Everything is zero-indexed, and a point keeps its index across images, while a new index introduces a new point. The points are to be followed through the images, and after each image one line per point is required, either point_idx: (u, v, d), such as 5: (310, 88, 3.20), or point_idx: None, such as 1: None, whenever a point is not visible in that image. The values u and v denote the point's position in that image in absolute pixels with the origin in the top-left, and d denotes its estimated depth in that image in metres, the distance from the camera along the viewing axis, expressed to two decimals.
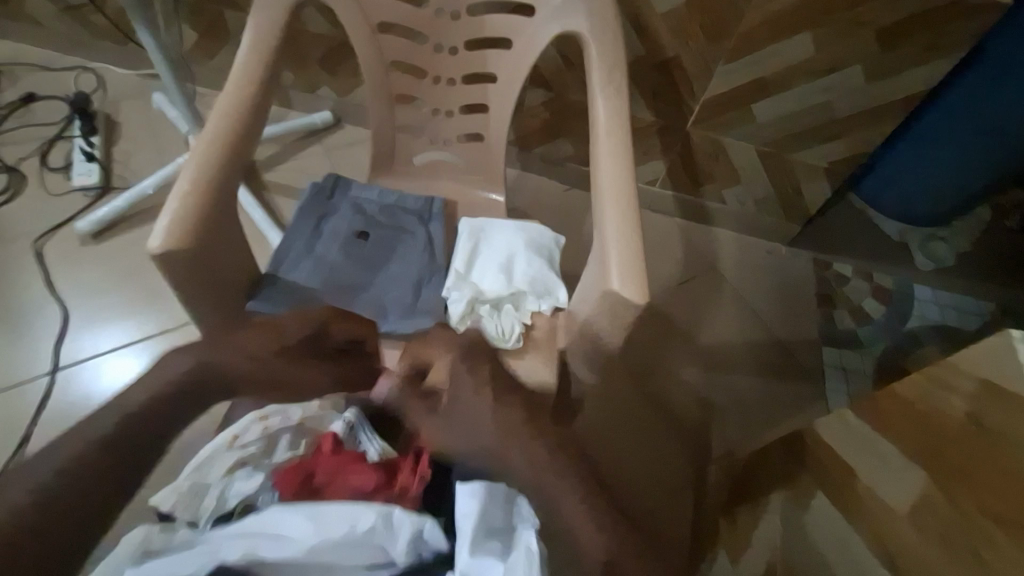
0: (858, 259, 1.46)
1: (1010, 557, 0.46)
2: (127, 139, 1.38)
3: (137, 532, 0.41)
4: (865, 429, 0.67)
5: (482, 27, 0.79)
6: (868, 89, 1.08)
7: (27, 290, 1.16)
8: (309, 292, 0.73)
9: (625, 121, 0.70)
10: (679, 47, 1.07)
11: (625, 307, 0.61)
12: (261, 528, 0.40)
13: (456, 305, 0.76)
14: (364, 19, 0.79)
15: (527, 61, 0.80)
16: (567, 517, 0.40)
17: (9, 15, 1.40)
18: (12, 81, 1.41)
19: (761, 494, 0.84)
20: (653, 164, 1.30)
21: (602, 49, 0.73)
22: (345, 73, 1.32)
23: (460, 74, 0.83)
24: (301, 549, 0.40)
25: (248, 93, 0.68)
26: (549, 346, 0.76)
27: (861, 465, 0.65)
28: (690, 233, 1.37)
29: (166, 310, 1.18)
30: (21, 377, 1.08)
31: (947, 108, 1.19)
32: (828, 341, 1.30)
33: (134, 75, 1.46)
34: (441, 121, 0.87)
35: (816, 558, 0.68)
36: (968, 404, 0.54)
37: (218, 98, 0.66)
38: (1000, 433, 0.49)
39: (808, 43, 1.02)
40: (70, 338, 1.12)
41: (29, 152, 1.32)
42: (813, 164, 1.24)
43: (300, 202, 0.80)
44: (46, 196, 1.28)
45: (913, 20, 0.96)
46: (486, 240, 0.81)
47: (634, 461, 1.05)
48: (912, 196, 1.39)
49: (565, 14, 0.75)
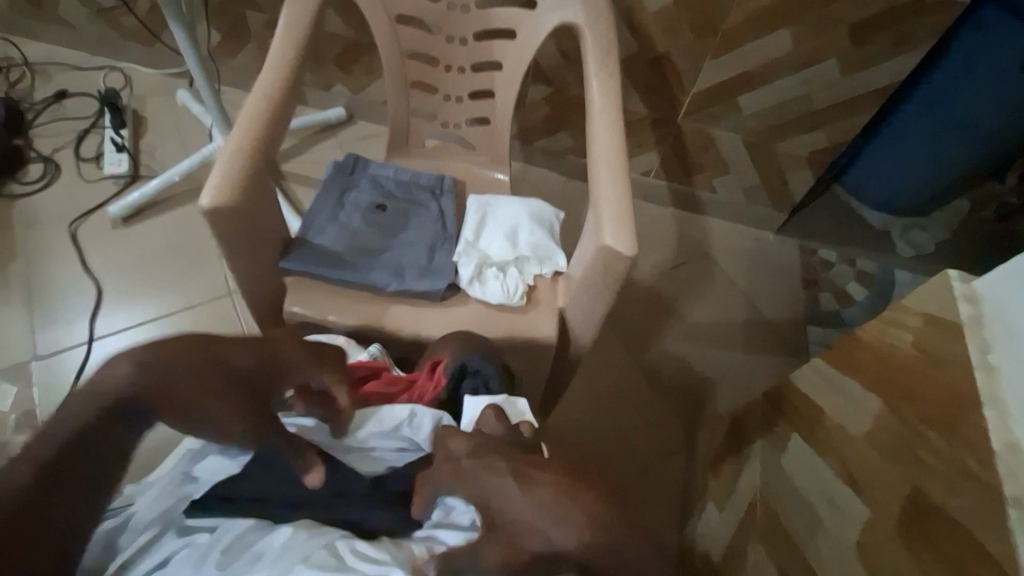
0: (842, 245, 1.48)
1: (942, 451, 0.54)
2: (152, 132, 1.46)
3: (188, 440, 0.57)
4: (832, 371, 0.75)
5: (490, 20, 0.88)
6: (844, 82, 1.15)
7: (64, 269, 1.25)
8: (335, 253, 0.81)
9: (617, 100, 0.80)
10: (669, 44, 1.13)
11: (617, 260, 0.69)
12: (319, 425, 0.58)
13: (466, 269, 0.82)
14: (385, 13, 0.88)
15: (530, 49, 0.89)
16: (541, 525, 0.46)
17: (40, 18, 1.48)
18: (45, 79, 1.49)
19: (743, 445, 0.92)
20: (647, 156, 1.36)
21: (597, 36, 0.82)
22: (358, 71, 1.41)
23: (470, 63, 0.92)
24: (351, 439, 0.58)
25: (284, 76, 0.77)
26: (550, 304, 0.83)
27: (827, 404, 0.74)
28: (682, 221, 1.45)
29: (193, 288, 1.26)
30: (62, 345, 1.16)
31: (922, 104, 1.22)
32: (812, 321, 1.35)
33: (158, 74, 1.54)
34: (451, 106, 0.96)
35: (790, 489, 0.76)
36: (916, 336, 0.62)
37: (256, 81, 0.75)
38: (942, 355, 0.58)
39: (788, 38, 1.09)
40: (105, 312, 1.21)
41: (64, 143, 1.41)
42: (797, 154, 1.30)
43: (324, 177, 0.88)
44: (81, 184, 1.36)
45: (884, 16, 1.03)
46: (492, 212, 0.89)
47: (629, 426, 1.13)
48: (893, 191, 1.41)
49: (564, 6, 0.84)
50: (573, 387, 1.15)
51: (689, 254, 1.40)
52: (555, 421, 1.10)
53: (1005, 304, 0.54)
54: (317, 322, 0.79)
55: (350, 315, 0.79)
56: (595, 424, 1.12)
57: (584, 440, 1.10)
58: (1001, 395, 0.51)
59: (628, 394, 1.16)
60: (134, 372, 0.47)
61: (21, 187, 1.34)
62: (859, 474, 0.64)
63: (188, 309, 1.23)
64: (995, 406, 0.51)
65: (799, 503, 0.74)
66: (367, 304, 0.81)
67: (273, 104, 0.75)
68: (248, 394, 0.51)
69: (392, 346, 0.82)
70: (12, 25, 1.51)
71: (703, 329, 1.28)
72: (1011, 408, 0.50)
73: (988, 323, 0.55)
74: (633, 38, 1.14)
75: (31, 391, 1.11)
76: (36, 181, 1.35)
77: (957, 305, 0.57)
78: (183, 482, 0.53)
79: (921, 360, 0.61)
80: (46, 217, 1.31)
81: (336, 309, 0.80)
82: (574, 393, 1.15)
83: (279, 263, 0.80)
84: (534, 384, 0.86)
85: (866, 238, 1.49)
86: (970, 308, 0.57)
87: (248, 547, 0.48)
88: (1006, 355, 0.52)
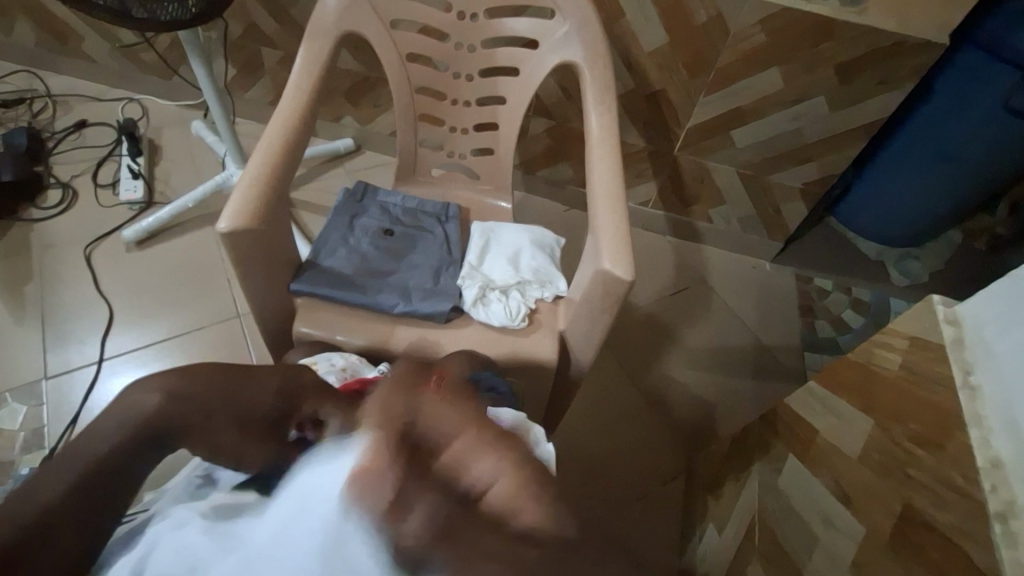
0: (837, 274, 1.50)
1: (931, 467, 0.58)
2: (168, 160, 1.52)
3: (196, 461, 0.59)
4: (826, 394, 0.78)
5: (495, 58, 0.94)
6: (833, 116, 1.18)
7: (77, 290, 1.28)
8: (345, 275, 0.84)
9: (615, 133, 0.84)
10: (665, 81, 1.19)
11: (615, 283, 0.72)
12: None
13: (469, 291, 0.85)
14: (396, 51, 0.94)
15: (532, 85, 0.94)
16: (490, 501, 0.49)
17: (65, 53, 1.55)
18: (66, 110, 1.55)
19: (741, 468, 0.93)
20: (645, 186, 1.41)
21: (595, 73, 0.87)
22: (367, 104, 1.47)
23: (475, 98, 0.97)
24: None
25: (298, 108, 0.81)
26: (552, 326, 0.85)
27: (822, 425, 0.77)
28: (681, 249, 1.49)
29: (202, 310, 1.29)
30: (70, 365, 1.18)
31: (909, 137, 1.27)
32: (808, 347, 1.38)
33: (174, 105, 1.60)
34: (457, 137, 1.00)
35: (790, 510, 0.78)
36: (903, 358, 0.65)
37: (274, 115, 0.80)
38: (931, 377, 0.60)
39: (777, 76, 1.13)
40: (115, 333, 1.23)
41: (81, 170, 1.46)
42: (788, 186, 1.34)
43: (335, 204, 0.93)
44: (97, 210, 1.41)
45: (865, 58, 1.07)
46: (496, 238, 0.92)
47: (630, 449, 1.14)
48: (885, 221, 1.45)
49: (564, 46, 0.89)
50: (573, 411, 1.17)
51: (688, 281, 1.43)
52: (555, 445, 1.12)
53: (985, 327, 0.57)
54: (326, 340, 0.82)
55: (358, 335, 0.81)
56: (597, 448, 1.13)
57: (585, 463, 1.11)
58: (983, 414, 0.55)
59: (628, 418, 1.18)
60: (162, 399, 0.52)
61: (39, 212, 1.39)
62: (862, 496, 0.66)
63: (197, 330, 1.26)
64: (978, 425, 0.54)
65: (799, 523, 0.76)
66: (374, 324, 0.83)
67: (288, 138, 0.79)
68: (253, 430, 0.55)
69: None
70: (38, 59, 1.58)
71: (702, 354, 1.30)
72: (993, 426, 0.53)
73: (970, 345, 0.58)
74: (631, 76, 1.20)
75: (41, 410, 1.13)
76: (53, 207, 1.40)
77: (940, 326, 0.60)
78: (200, 486, 0.57)
79: (910, 380, 0.63)
80: (62, 241, 1.35)
81: (344, 329, 0.82)
82: (575, 418, 1.16)
83: (290, 284, 0.82)
84: (536, 405, 0.88)
85: (861, 267, 1.50)
86: (953, 329, 0.59)
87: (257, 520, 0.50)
88: (986, 374, 0.55)
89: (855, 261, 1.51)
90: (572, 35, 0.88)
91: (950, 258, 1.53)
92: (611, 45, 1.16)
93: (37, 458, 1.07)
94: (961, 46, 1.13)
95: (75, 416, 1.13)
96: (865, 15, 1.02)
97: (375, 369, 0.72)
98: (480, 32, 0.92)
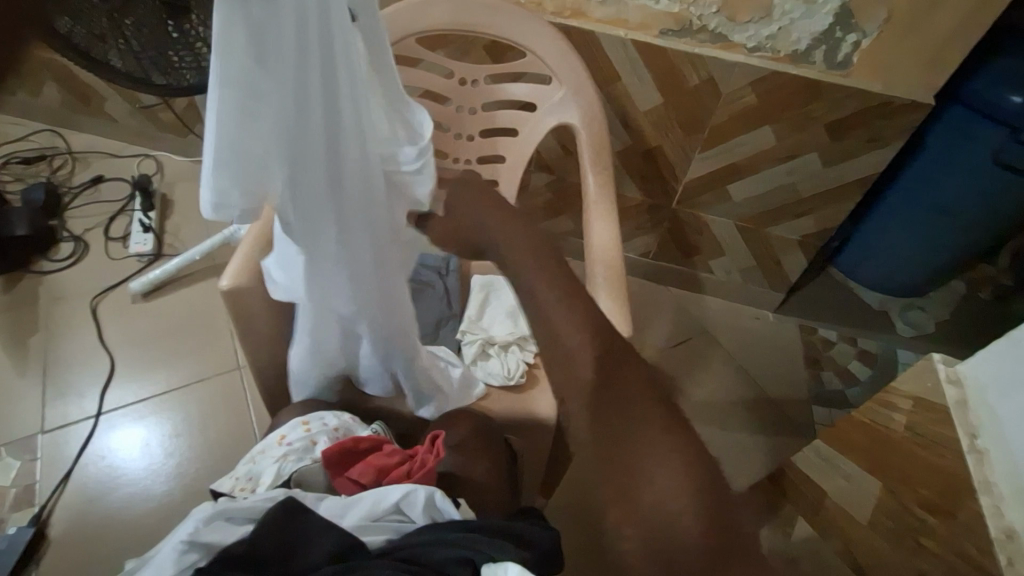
0: (842, 326, 1.45)
1: (949, 532, 0.61)
2: (180, 214, 1.51)
3: (204, 509, 0.52)
4: (831, 455, 0.82)
5: (498, 94, 0.82)
6: (826, 173, 1.15)
7: (85, 344, 1.30)
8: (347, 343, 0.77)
9: (608, 145, 0.78)
10: (660, 139, 1.15)
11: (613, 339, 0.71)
12: (341, 498, 0.55)
13: (469, 348, 0.85)
14: (403, 30, 0.75)
15: (550, 117, 0.81)
16: None
17: (85, 112, 1.54)
18: (84, 166, 1.55)
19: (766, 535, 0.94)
20: (643, 240, 1.36)
21: (591, 141, 0.78)
22: None
23: (484, 75, 0.81)
24: (361, 517, 0.54)
25: None
26: (550, 383, 0.85)
27: (830, 486, 0.81)
28: (683, 301, 1.43)
29: (203, 362, 1.30)
30: (74, 418, 1.21)
31: (904, 193, 1.27)
32: (818, 401, 1.29)
33: (187, 161, 1.59)
34: (470, 92, 0.82)
35: None
36: (907, 419, 0.69)
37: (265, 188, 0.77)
38: (935, 439, 0.64)
39: (768, 134, 1.11)
40: (115, 386, 1.25)
41: (95, 223, 1.47)
42: (786, 237, 1.29)
43: None
44: (107, 262, 1.42)
45: (861, 114, 1.05)
46: (496, 293, 0.90)
47: None
48: (889, 272, 1.41)
49: (562, 109, 0.80)
50: (575, 467, 1.15)
51: (690, 332, 1.36)
52: (557, 499, 1.12)
53: (988, 389, 0.61)
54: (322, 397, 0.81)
55: (355, 394, 0.80)
56: None
57: (585, 525, 1.09)
58: (992, 480, 0.58)
59: None
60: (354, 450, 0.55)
61: (50, 265, 1.40)
62: (874, 559, 0.72)
63: (196, 383, 1.27)
64: (989, 493, 0.58)
65: None
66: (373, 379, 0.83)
67: None
68: (338, 468, 0.60)
69: (396, 424, 0.85)
70: (59, 118, 1.57)
71: (710, 408, 1.24)
72: (1003, 494, 0.57)
73: (975, 408, 0.62)
74: (628, 134, 1.17)
75: (34, 465, 1.15)
76: (65, 260, 1.41)
77: (942, 387, 0.65)
78: (185, 552, 0.49)
79: (918, 444, 0.67)
80: (70, 293, 1.37)
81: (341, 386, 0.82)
82: (578, 476, 1.14)
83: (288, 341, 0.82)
84: (537, 460, 0.88)
85: (863, 317, 1.45)
86: (955, 390, 0.64)
87: (320, 548, 0.50)
88: (992, 441, 0.60)
89: (857, 311, 1.46)
90: (573, 96, 0.78)
91: (954, 309, 1.48)
92: (607, 106, 1.13)
93: (26, 517, 1.10)
94: (948, 104, 1.14)
95: (71, 468, 1.15)
96: (852, 77, 1.02)
97: (369, 429, 0.66)
98: (480, 97, 0.82)
